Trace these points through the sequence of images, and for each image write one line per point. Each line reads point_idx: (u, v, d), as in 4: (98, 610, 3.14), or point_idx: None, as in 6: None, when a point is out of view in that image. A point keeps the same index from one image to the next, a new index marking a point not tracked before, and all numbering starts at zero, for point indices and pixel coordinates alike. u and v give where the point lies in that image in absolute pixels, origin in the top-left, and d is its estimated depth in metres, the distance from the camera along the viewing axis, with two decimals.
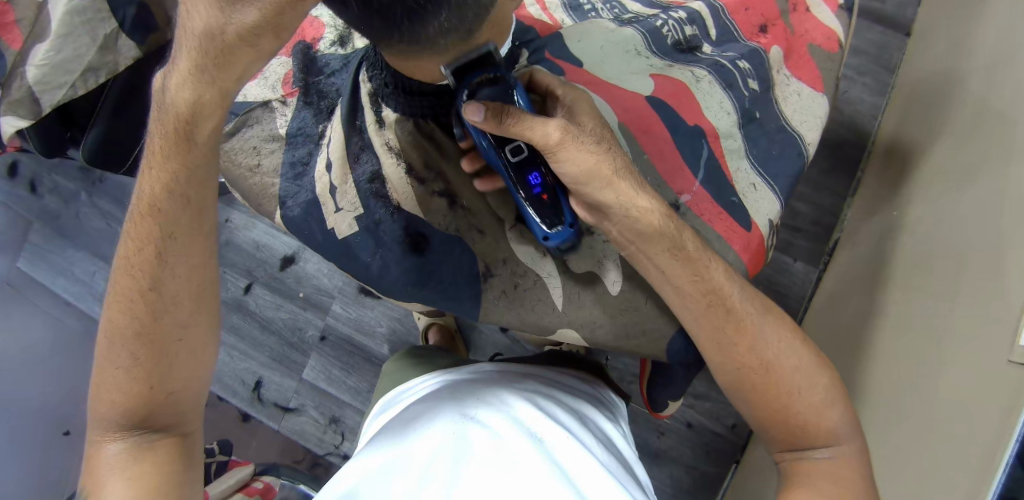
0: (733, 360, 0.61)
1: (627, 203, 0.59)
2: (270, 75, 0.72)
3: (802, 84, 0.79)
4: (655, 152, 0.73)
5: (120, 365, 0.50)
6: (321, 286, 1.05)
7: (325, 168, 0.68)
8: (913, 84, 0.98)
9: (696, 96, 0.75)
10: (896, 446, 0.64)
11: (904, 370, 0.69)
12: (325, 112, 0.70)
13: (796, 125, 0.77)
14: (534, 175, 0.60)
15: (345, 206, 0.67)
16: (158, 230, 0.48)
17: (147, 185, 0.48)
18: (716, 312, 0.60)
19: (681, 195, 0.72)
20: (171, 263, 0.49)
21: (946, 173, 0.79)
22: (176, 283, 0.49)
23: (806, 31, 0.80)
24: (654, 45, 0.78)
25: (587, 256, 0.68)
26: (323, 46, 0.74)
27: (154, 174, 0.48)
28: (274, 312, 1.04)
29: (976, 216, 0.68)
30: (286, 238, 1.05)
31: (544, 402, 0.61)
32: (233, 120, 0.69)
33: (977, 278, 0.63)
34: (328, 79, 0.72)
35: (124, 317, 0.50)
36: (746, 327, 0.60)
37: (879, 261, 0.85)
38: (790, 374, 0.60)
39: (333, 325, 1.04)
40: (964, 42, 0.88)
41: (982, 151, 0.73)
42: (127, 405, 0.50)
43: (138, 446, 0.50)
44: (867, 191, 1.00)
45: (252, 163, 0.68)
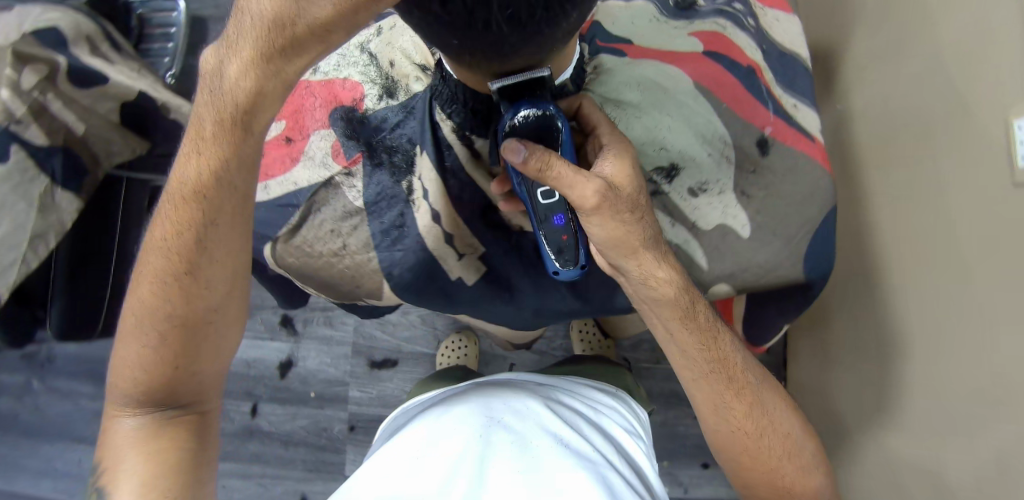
0: (727, 422, 0.58)
1: (647, 273, 0.56)
2: (314, 152, 0.65)
3: (777, 11, 0.73)
4: (733, 100, 0.66)
5: (147, 344, 0.48)
6: (330, 378, 0.95)
7: (429, 219, 0.63)
8: None
9: (735, 41, 0.69)
10: (958, 375, 0.60)
11: (926, 278, 0.64)
12: (403, 167, 0.64)
13: (793, 48, 0.72)
14: (558, 216, 0.54)
15: (465, 251, 0.63)
16: (200, 216, 0.46)
17: (192, 174, 0.45)
18: (717, 378, 0.58)
19: (765, 130, 0.66)
20: (209, 248, 0.47)
21: (881, 52, 0.72)
22: (216, 258, 0.47)
23: None
24: (663, 10, 0.71)
25: (707, 210, 0.65)
26: (370, 103, 0.66)
27: (202, 159, 0.45)
28: (291, 423, 0.94)
29: (924, 83, 0.64)
30: (278, 342, 0.95)
31: (566, 411, 0.58)
32: (297, 212, 0.63)
33: (955, 144, 0.60)
34: (393, 134, 0.65)
35: (157, 299, 0.47)
36: (747, 391, 0.58)
37: (840, 153, 0.79)
38: (792, 430, 0.59)
39: (359, 411, 0.93)
40: None
41: (904, 30, 0.68)
42: (149, 382, 0.49)
43: (155, 421, 0.49)
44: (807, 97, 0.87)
45: (334, 248, 0.63)
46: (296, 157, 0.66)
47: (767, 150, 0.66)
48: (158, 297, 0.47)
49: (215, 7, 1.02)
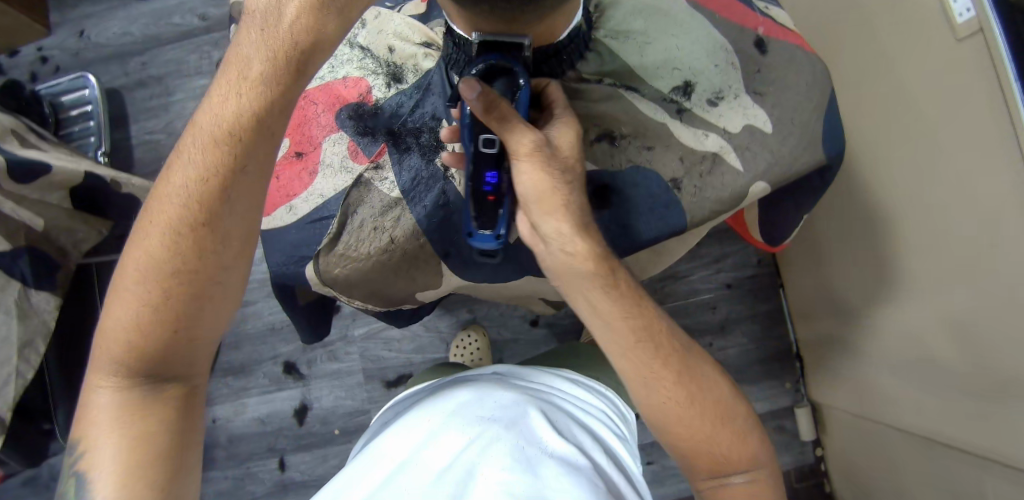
0: (656, 395, 0.49)
1: (565, 237, 0.50)
2: (331, 159, 0.60)
3: None
4: (720, 7, 0.59)
5: (147, 302, 0.42)
6: (349, 410, 0.86)
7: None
8: None
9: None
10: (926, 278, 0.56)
11: (924, 180, 0.54)
12: (433, 146, 0.59)
13: None
14: (491, 173, 0.52)
15: None
16: (229, 159, 0.42)
17: (227, 113, 0.42)
18: (644, 344, 0.49)
19: (756, 30, 0.58)
20: (233, 200, 0.42)
21: None
22: (240, 200, 0.43)
23: None
24: None
25: (732, 115, 0.56)
26: (377, 93, 0.61)
27: (237, 102, 0.42)
28: (323, 467, 0.85)
29: None
30: (286, 390, 0.87)
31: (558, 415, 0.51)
32: (335, 219, 0.58)
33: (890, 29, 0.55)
34: (413, 116, 0.60)
35: (167, 253, 0.42)
36: (666, 353, 0.49)
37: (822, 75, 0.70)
38: (730, 400, 0.50)
39: None
40: None
41: None
42: (141, 347, 0.42)
43: (140, 395, 0.43)
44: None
45: (383, 242, 0.58)
46: (312, 170, 0.60)
47: (764, 49, 0.58)
48: (169, 249, 0.42)
49: (125, 76, 0.91)
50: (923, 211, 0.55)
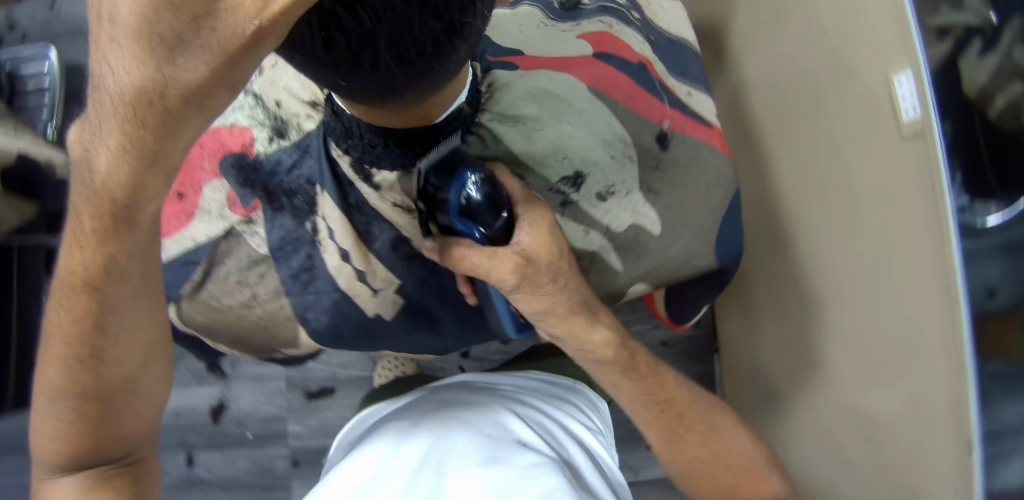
0: (678, 450, 0.64)
1: (579, 337, 0.59)
2: (209, 205, 0.65)
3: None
4: (626, 98, 0.69)
5: (62, 418, 0.45)
6: (264, 416, 0.88)
7: (339, 259, 0.63)
8: None
9: (624, 34, 0.73)
10: (850, 351, 0.61)
11: (854, 261, 0.58)
12: (304, 209, 0.64)
13: (676, 33, 0.78)
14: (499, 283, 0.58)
15: (381, 287, 0.64)
16: (96, 276, 0.40)
17: (77, 262, 0.40)
18: (669, 417, 0.64)
19: (663, 123, 0.69)
20: (113, 315, 0.42)
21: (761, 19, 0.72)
22: (124, 325, 0.43)
23: None
24: (551, 14, 0.76)
25: (620, 214, 0.68)
26: (259, 146, 0.65)
27: (83, 254, 0.40)
28: (232, 469, 0.87)
29: (811, 59, 0.62)
30: (205, 387, 0.88)
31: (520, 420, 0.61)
32: (200, 267, 0.63)
33: (841, 105, 0.58)
34: (291, 174, 0.65)
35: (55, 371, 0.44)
36: (694, 420, 0.64)
37: (739, 128, 0.79)
38: (751, 452, 0.65)
39: (299, 448, 0.88)
40: None
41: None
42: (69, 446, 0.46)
43: (92, 481, 0.47)
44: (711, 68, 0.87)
45: (247, 297, 0.63)
46: (190, 212, 0.64)
47: (666, 143, 0.69)
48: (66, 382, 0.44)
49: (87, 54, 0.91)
50: (856, 294, 0.59)
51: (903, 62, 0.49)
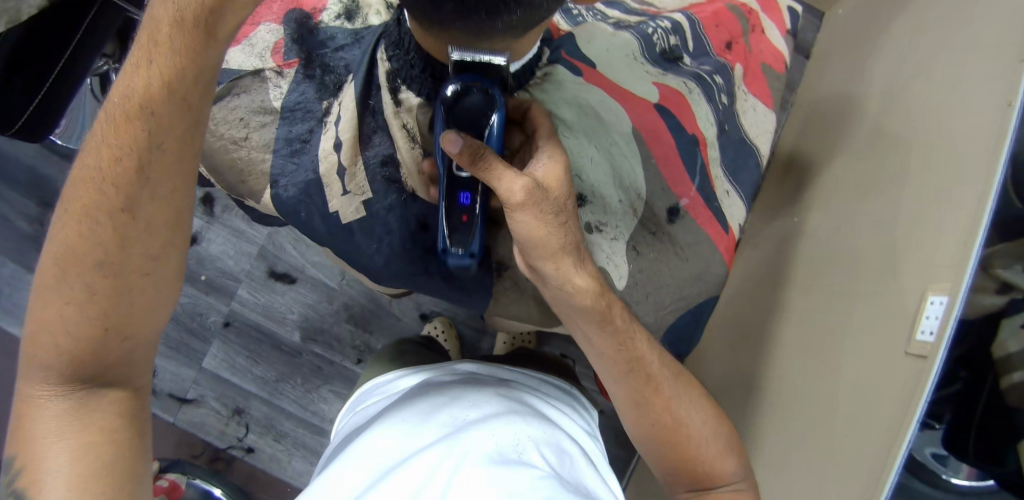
0: (645, 417, 0.81)
1: (563, 279, 0.78)
2: (258, 42, 0.90)
3: (757, 100, 1.13)
4: (660, 158, 0.98)
5: (71, 301, 0.61)
6: (228, 268, 1.27)
7: (332, 146, 0.88)
8: (806, 105, 1.35)
9: (692, 106, 1.02)
10: (798, 429, 0.88)
11: (811, 380, 0.90)
12: (329, 89, 0.91)
13: (756, 138, 1.10)
14: (464, 194, 0.79)
15: (353, 190, 0.89)
16: (168, 100, 0.60)
17: (142, 83, 0.59)
18: (637, 377, 0.80)
19: (681, 199, 0.98)
20: (150, 182, 0.61)
21: (851, 176, 1.05)
22: (148, 211, 0.62)
23: (762, 51, 1.16)
24: (646, 53, 1.05)
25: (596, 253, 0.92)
26: (326, 17, 0.94)
27: (154, 66, 0.59)
28: (184, 297, 1.26)
29: (873, 222, 0.93)
30: (194, 217, 1.27)
31: (524, 414, 0.77)
32: (222, 85, 0.88)
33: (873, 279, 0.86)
34: (337, 54, 0.92)
35: (93, 209, 0.61)
36: (664, 392, 0.81)
37: (783, 254, 1.13)
38: (699, 422, 0.81)
39: (239, 311, 1.27)
40: (863, 69, 1.17)
41: (875, 168, 0.98)
42: (79, 347, 0.62)
43: (79, 404, 0.63)
44: (771, 192, 1.31)
45: (239, 136, 0.87)
46: (241, 40, 0.90)
47: (676, 213, 0.97)
48: (91, 209, 0.61)
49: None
50: (821, 392, 0.86)
51: (943, 287, 0.74)
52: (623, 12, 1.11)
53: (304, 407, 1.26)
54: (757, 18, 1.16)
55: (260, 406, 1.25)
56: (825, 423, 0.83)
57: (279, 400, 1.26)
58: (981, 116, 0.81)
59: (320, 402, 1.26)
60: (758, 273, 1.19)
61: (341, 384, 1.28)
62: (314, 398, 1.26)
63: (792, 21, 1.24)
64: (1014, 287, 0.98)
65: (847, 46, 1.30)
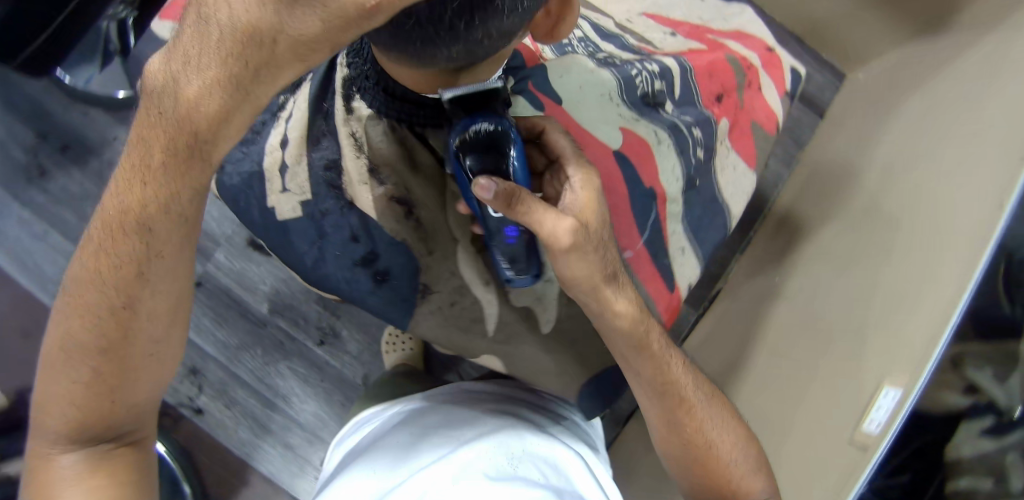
0: (676, 431, 0.81)
1: (606, 308, 0.74)
2: None
3: (737, 157, 1.14)
4: (613, 207, 0.97)
5: (77, 380, 0.60)
6: (209, 230, 1.23)
7: (278, 142, 0.83)
8: (808, 166, 1.36)
9: (656, 157, 1.02)
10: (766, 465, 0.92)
11: (771, 440, 0.93)
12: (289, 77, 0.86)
13: (726, 196, 1.12)
14: (511, 230, 0.73)
15: (292, 189, 0.82)
16: (157, 199, 0.55)
17: (136, 199, 0.55)
18: (671, 399, 0.80)
19: (626, 251, 0.98)
20: (152, 280, 0.58)
21: (834, 248, 1.10)
22: (150, 304, 0.59)
23: (752, 108, 1.16)
24: (624, 94, 1.03)
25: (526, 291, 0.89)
26: None
27: (149, 185, 0.54)
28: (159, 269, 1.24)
29: (854, 296, 0.95)
30: None
31: (507, 429, 0.79)
32: None
33: (843, 346, 0.90)
34: None
35: (90, 279, 0.58)
36: (697, 414, 0.80)
37: (758, 313, 1.18)
38: (730, 443, 0.81)
39: (212, 273, 1.22)
40: (869, 140, 1.20)
41: (864, 246, 1.02)
42: (82, 413, 0.61)
43: (94, 458, 0.63)
44: (756, 250, 1.35)
45: None
46: None
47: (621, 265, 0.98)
48: (87, 314, 0.58)
49: None
50: (778, 461, 0.89)
51: (899, 380, 0.74)
52: (618, 48, 1.09)
53: (259, 377, 1.20)
54: (755, 74, 1.17)
55: (215, 369, 1.20)
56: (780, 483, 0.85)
57: (236, 367, 1.20)
58: (963, 223, 0.81)
59: (275, 377, 1.20)
60: (735, 328, 1.21)
61: (301, 362, 1.21)
62: (271, 372, 1.21)
63: (791, 83, 1.24)
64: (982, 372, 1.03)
65: (860, 114, 1.31)
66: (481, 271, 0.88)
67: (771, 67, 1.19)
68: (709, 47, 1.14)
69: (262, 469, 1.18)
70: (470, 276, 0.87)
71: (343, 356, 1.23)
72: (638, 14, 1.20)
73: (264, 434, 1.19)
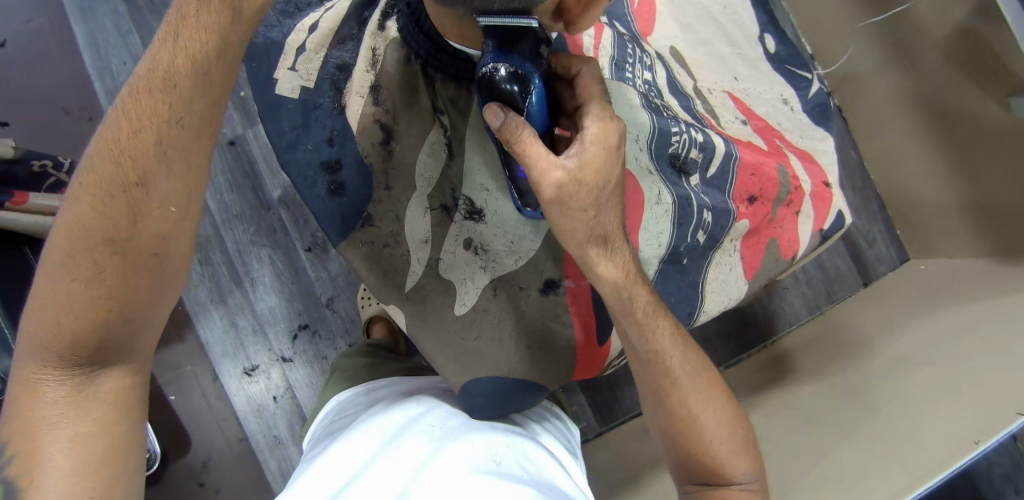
0: (660, 403, 0.83)
1: (588, 263, 0.79)
2: None
3: (739, 260, 1.16)
4: None
5: (79, 280, 0.65)
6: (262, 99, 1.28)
7: (306, 30, 0.93)
8: (833, 323, 1.41)
9: (644, 214, 1.06)
10: None
11: None
12: None
13: (708, 290, 1.13)
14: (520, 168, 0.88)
15: (300, 73, 0.92)
16: (193, 68, 0.64)
17: (166, 58, 0.64)
18: (655, 366, 0.82)
19: (565, 280, 0.99)
20: (167, 148, 0.65)
21: (820, 397, 1.18)
22: (162, 187, 0.66)
23: (778, 227, 1.18)
24: (652, 142, 1.08)
25: (456, 268, 0.94)
26: None
27: (196, 40, 0.64)
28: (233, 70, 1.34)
29: (820, 442, 1.05)
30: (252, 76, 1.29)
31: (500, 430, 0.79)
32: None
33: (811, 459, 1.02)
34: None
35: (135, 117, 0.65)
36: (681, 386, 0.82)
37: None
38: (708, 423, 0.81)
39: (246, 138, 1.26)
40: (875, 341, 1.27)
41: (848, 410, 1.10)
42: (81, 324, 0.66)
43: (80, 380, 0.68)
44: (743, 369, 1.39)
45: None
46: None
47: (554, 286, 0.99)
48: (101, 192, 0.64)
49: None
50: None
51: None
52: (682, 106, 1.17)
53: (238, 253, 1.24)
54: (800, 197, 1.19)
55: (206, 226, 1.23)
56: None
57: (225, 233, 1.24)
58: (954, 429, 0.94)
59: (252, 260, 1.24)
60: None
61: (281, 258, 1.24)
62: (252, 253, 1.24)
63: (834, 227, 1.22)
64: None
65: (909, 298, 1.37)
66: (423, 229, 0.92)
67: (817, 200, 1.21)
68: (767, 151, 1.20)
69: (201, 335, 1.21)
70: (410, 230, 0.92)
71: (321, 272, 1.25)
72: (721, 90, 1.27)
73: (218, 302, 1.22)
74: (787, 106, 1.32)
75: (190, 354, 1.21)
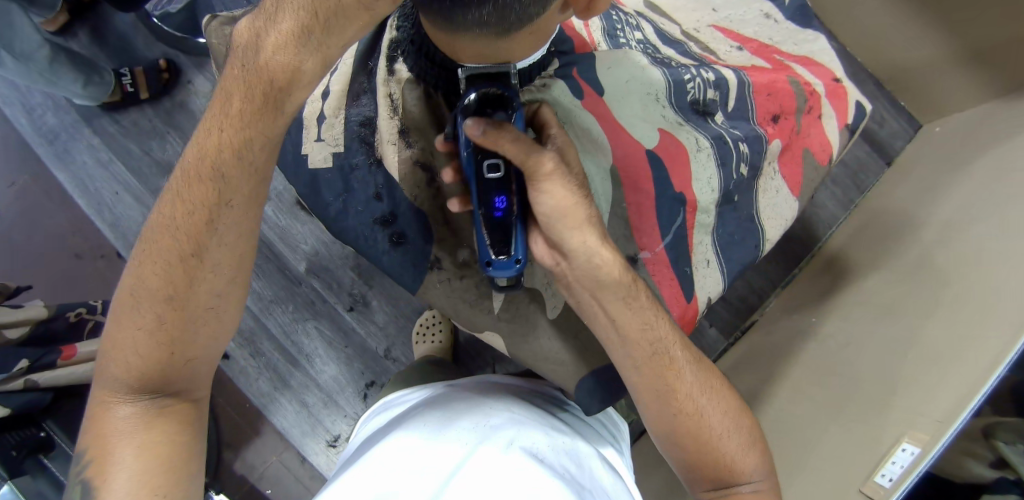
0: (667, 411, 0.83)
1: (592, 252, 0.80)
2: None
3: (785, 179, 1.13)
4: (635, 203, 1.02)
5: (143, 326, 0.69)
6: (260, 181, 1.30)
7: (320, 96, 0.94)
8: (874, 209, 1.39)
9: (693, 164, 1.05)
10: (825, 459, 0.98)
11: (841, 441, 0.98)
12: None
13: (764, 216, 1.11)
14: (501, 199, 0.79)
15: (326, 140, 0.93)
16: (232, 159, 0.66)
17: (213, 144, 0.66)
18: (661, 358, 0.82)
19: (643, 251, 1.01)
20: (220, 234, 0.68)
21: (873, 300, 1.18)
22: (215, 255, 0.69)
23: (810, 135, 1.16)
24: (671, 96, 1.08)
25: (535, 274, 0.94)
26: None
27: (226, 133, 0.66)
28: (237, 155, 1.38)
29: (883, 348, 1.06)
30: None
31: (539, 421, 0.82)
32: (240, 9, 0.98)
33: (874, 378, 1.03)
34: None
35: (183, 217, 0.68)
36: (687, 384, 0.82)
37: (798, 340, 1.25)
38: (717, 426, 0.83)
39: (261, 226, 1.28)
40: (914, 219, 1.25)
41: (905, 298, 1.11)
42: (144, 358, 0.70)
43: (148, 409, 0.70)
44: (801, 285, 1.39)
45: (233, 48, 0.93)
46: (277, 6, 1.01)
47: (636, 262, 1.01)
48: (161, 260, 0.68)
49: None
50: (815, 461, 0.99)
51: (920, 437, 0.86)
52: (679, 52, 1.16)
53: (285, 334, 1.27)
54: (818, 101, 1.16)
55: (248, 319, 1.26)
56: (824, 471, 0.96)
57: (267, 319, 1.27)
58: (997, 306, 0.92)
59: (301, 335, 1.27)
60: (774, 360, 1.25)
61: (328, 325, 1.27)
62: (298, 329, 1.27)
63: (857, 119, 1.19)
64: (1007, 466, 0.93)
65: (939, 161, 1.35)
66: None
67: (835, 97, 1.17)
68: (773, 67, 1.17)
69: (275, 423, 1.24)
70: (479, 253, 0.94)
71: (369, 326, 1.28)
72: (706, 24, 1.24)
73: (283, 388, 1.25)
74: (771, 19, 1.26)
75: (273, 446, 1.25)
